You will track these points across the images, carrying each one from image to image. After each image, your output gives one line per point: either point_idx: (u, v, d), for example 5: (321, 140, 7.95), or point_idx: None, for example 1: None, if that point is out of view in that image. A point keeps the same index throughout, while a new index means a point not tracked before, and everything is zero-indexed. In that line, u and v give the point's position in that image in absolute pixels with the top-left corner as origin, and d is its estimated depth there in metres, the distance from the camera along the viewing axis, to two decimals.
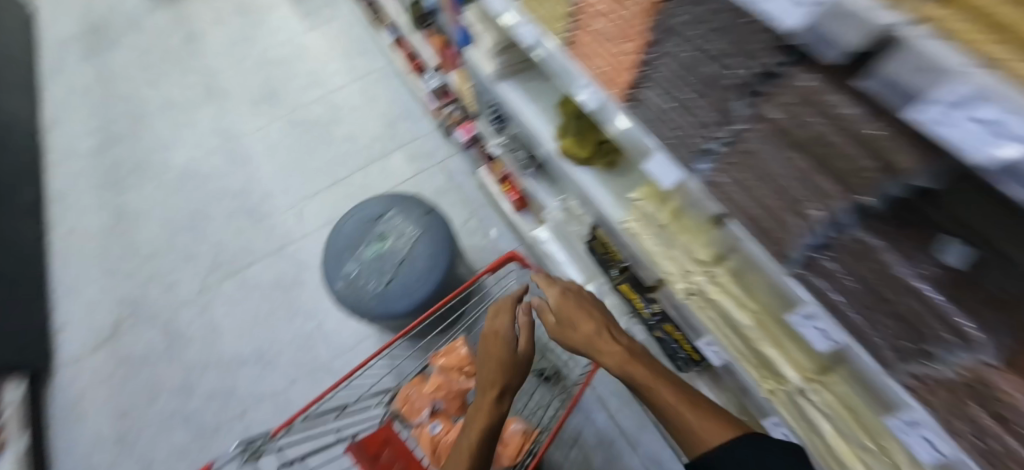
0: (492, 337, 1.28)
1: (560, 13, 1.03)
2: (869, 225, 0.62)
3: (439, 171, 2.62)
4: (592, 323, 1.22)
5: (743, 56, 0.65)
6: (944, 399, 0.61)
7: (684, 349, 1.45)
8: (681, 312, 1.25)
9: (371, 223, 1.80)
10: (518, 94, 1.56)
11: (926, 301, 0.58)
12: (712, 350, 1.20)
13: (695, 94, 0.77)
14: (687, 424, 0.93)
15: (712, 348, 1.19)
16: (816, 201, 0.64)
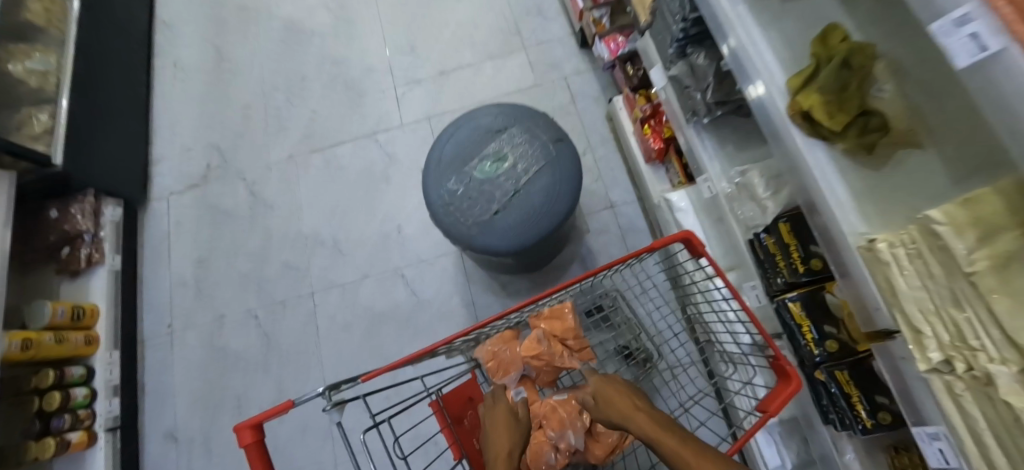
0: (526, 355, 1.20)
1: None
2: None
3: (565, 87, 2.21)
4: (627, 398, 1.05)
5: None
6: None
7: (845, 397, 1.10)
8: (902, 385, 0.89)
9: (489, 135, 1.50)
10: (738, 13, 1.07)
11: None
12: (935, 450, 0.84)
13: None
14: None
15: (937, 447, 0.83)
16: None
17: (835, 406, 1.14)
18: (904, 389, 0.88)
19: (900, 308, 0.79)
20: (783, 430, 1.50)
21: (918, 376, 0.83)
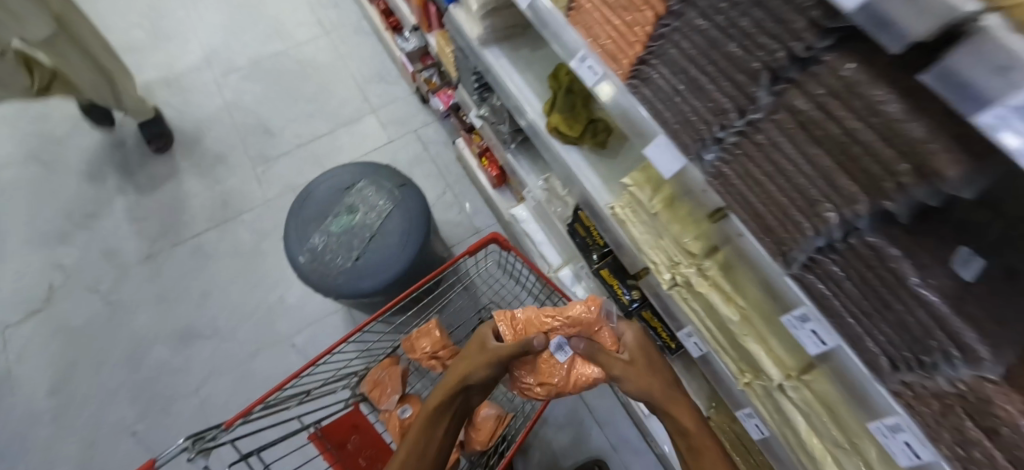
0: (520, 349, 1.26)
1: None
2: (880, 230, 0.59)
3: (414, 139, 2.46)
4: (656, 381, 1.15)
5: (789, 34, 0.55)
6: (931, 406, 0.63)
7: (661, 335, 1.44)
8: (664, 305, 1.23)
9: (340, 193, 1.68)
10: (504, 64, 1.44)
11: (939, 319, 0.57)
12: (692, 343, 1.17)
13: (693, 77, 0.72)
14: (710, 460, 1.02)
15: (693, 341, 1.15)
16: (838, 202, 0.59)
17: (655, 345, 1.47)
18: (666, 309, 1.22)
19: (644, 249, 1.12)
20: None
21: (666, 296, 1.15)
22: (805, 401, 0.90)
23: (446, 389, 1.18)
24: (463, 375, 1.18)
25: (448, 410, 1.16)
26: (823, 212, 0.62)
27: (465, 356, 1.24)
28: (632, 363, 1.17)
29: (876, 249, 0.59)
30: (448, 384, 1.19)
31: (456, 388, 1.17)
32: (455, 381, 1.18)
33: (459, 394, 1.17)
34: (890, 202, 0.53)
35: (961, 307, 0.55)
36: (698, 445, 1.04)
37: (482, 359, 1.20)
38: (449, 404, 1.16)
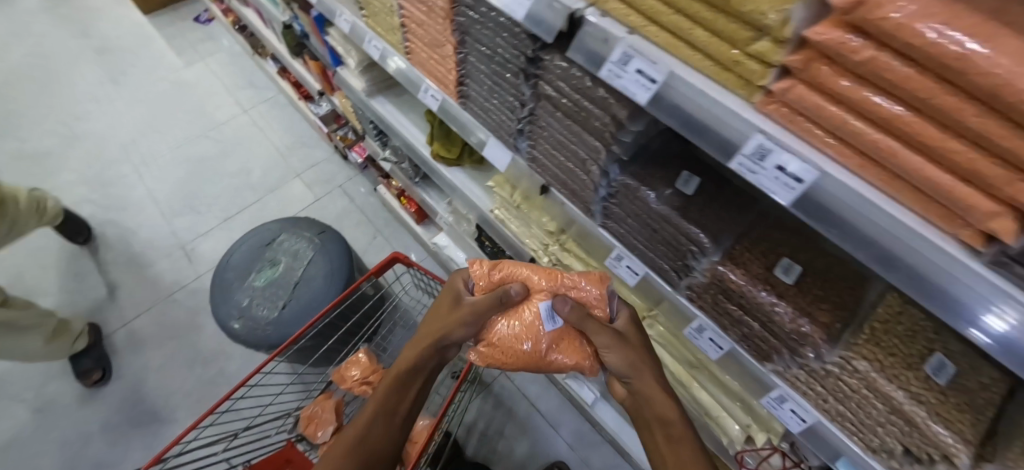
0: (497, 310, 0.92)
1: (393, 27, 1.11)
2: (628, 170, 0.78)
3: (341, 194, 2.37)
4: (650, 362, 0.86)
5: (524, 41, 0.75)
6: (706, 299, 0.81)
7: None
8: None
9: (262, 248, 1.77)
10: (390, 109, 1.60)
11: (675, 225, 0.75)
12: None
13: (493, 83, 0.91)
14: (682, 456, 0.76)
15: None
16: (595, 158, 0.79)
17: None
18: None
19: (524, 240, 1.28)
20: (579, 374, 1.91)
21: None
22: (662, 336, 1.10)
23: (414, 350, 0.94)
24: (433, 335, 0.93)
25: (406, 384, 0.90)
26: (591, 168, 0.82)
27: (443, 309, 0.97)
28: (617, 350, 0.86)
29: (629, 186, 0.77)
30: (414, 350, 0.93)
31: (418, 360, 0.91)
32: (423, 345, 0.92)
33: (428, 366, 0.92)
34: (617, 140, 0.73)
35: (686, 213, 0.74)
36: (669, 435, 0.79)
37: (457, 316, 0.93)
38: (411, 379, 0.91)
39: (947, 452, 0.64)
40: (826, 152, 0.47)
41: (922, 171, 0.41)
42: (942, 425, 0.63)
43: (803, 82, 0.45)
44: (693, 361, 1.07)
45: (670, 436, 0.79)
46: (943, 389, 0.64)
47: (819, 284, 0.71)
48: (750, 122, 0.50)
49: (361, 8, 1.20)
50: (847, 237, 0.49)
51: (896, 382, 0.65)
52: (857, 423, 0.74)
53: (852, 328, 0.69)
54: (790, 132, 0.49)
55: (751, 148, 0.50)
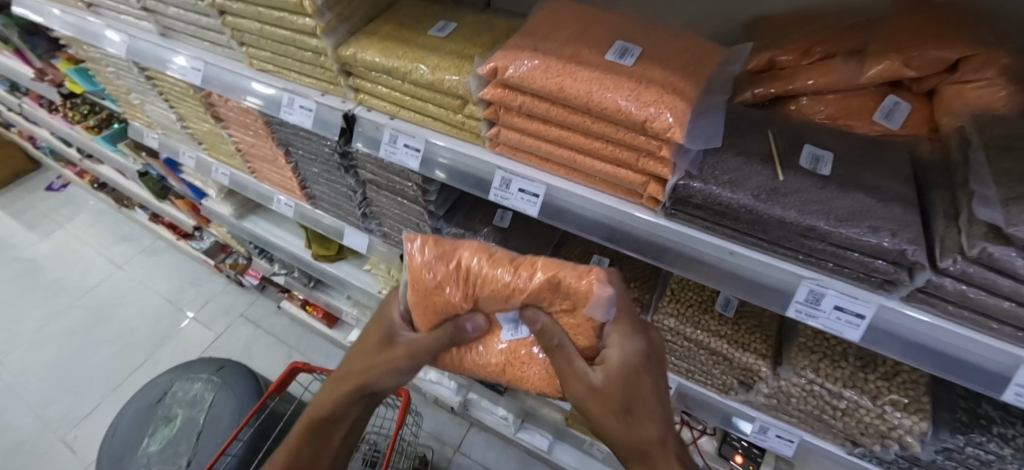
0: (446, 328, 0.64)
1: (231, 151, 1.18)
2: (453, 221, 0.88)
3: (244, 321, 2.23)
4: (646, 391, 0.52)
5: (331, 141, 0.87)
6: None
7: None
8: None
9: (154, 406, 1.60)
10: (263, 225, 1.63)
11: None
12: None
13: (328, 176, 1.00)
14: None
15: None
16: (422, 220, 0.90)
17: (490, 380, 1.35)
18: None
19: None
20: (528, 421, 1.43)
21: None
22: None
23: (326, 407, 0.68)
24: (347, 388, 0.66)
25: (312, 456, 0.70)
26: (425, 228, 0.91)
27: (367, 339, 0.67)
28: (618, 401, 0.51)
29: (456, 233, 0.87)
30: (321, 408, 0.68)
31: (326, 424, 0.68)
32: (339, 401, 0.66)
33: (336, 434, 0.70)
34: (430, 198, 0.85)
35: (506, 242, 0.86)
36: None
37: (383, 354, 0.64)
38: (316, 451, 0.70)
39: (755, 370, 0.77)
40: (544, 170, 0.63)
41: (598, 166, 0.58)
42: (741, 350, 0.76)
43: (506, 126, 0.62)
44: None
45: None
46: (737, 319, 0.80)
47: (626, 268, 0.85)
48: (492, 163, 0.65)
49: (200, 142, 1.26)
50: (588, 228, 0.63)
51: (701, 326, 0.78)
52: (698, 374, 0.85)
53: (658, 296, 0.83)
54: (519, 163, 0.64)
55: (497, 181, 0.65)
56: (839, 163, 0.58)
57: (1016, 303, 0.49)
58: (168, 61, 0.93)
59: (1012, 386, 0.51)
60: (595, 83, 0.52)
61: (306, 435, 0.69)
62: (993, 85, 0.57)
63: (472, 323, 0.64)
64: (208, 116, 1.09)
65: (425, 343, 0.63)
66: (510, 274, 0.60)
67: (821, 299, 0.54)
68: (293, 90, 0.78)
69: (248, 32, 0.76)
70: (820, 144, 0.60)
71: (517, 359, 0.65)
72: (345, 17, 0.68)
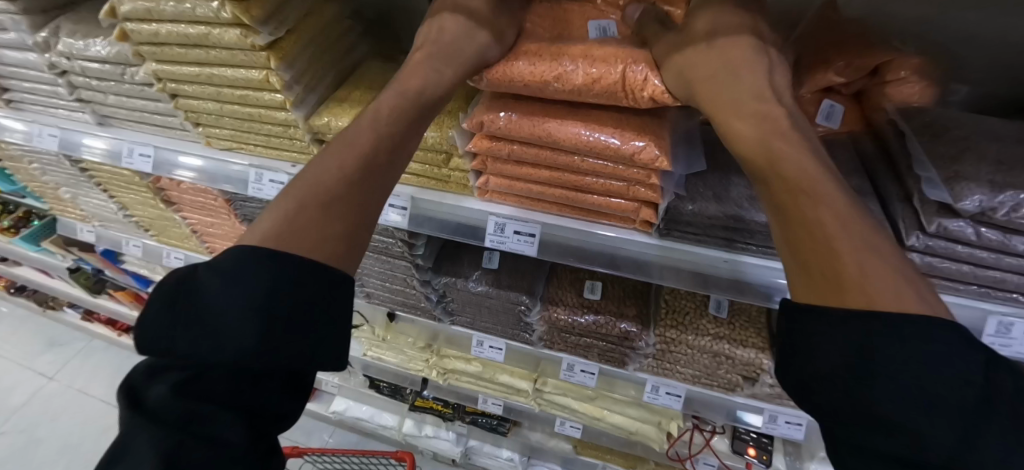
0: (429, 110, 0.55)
1: (185, 233, 1.10)
2: (441, 270, 0.88)
3: None
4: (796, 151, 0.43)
5: None
6: (558, 341, 0.91)
7: (493, 414, 1.30)
8: (456, 392, 1.24)
9: None
10: None
11: (496, 297, 0.86)
12: (493, 404, 1.21)
13: None
14: (860, 280, 0.35)
15: (491, 401, 1.19)
16: (411, 275, 0.89)
17: (494, 423, 1.32)
18: (459, 394, 1.23)
19: (409, 367, 1.22)
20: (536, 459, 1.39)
21: (448, 386, 1.20)
22: (557, 388, 1.10)
23: (346, 161, 0.48)
24: (399, 129, 0.52)
25: (320, 226, 0.43)
26: (413, 282, 0.90)
27: (428, 84, 0.55)
28: (724, 94, 0.47)
29: (448, 282, 0.87)
30: (339, 155, 0.48)
31: (349, 187, 0.47)
32: (371, 155, 0.49)
33: (361, 216, 0.47)
34: (416, 252, 0.84)
35: (499, 282, 0.86)
36: (822, 238, 0.38)
37: (460, 73, 0.56)
38: (335, 221, 0.44)
39: (757, 364, 0.81)
40: (537, 210, 0.66)
41: (591, 198, 0.61)
42: (741, 347, 0.80)
43: (494, 174, 0.64)
44: (592, 394, 1.08)
45: (818, 271, 0.38)
46: (730, 318, 0.84)
47: (617, 288, 0.88)
48: (483, 210, 0.67)
49: (147, 229, 1.17)
50: (589, 258, 0.64)
51: (700, 331, 0.82)
52: (704, 377, 0.87)
53: (655, 309, 0.86)
54: (511, 207, 0.66)
55: (490, 227, 0.66)
56: None
57: (974, 266, 0.57)
58: (87, 146, 0.86)
59: (987, 337, 0.58)
60: (578, 125, 0.55)
61: (309, 180, 0.47)
62: (909, 82, 0.67)
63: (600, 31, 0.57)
64: (157, 201, 1.01)
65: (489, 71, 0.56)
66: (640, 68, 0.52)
67: None
68: (260, 164, 0.75)
69: (204, 111, 0.73)
70: None
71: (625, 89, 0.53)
72: (312, 86, 0.68)
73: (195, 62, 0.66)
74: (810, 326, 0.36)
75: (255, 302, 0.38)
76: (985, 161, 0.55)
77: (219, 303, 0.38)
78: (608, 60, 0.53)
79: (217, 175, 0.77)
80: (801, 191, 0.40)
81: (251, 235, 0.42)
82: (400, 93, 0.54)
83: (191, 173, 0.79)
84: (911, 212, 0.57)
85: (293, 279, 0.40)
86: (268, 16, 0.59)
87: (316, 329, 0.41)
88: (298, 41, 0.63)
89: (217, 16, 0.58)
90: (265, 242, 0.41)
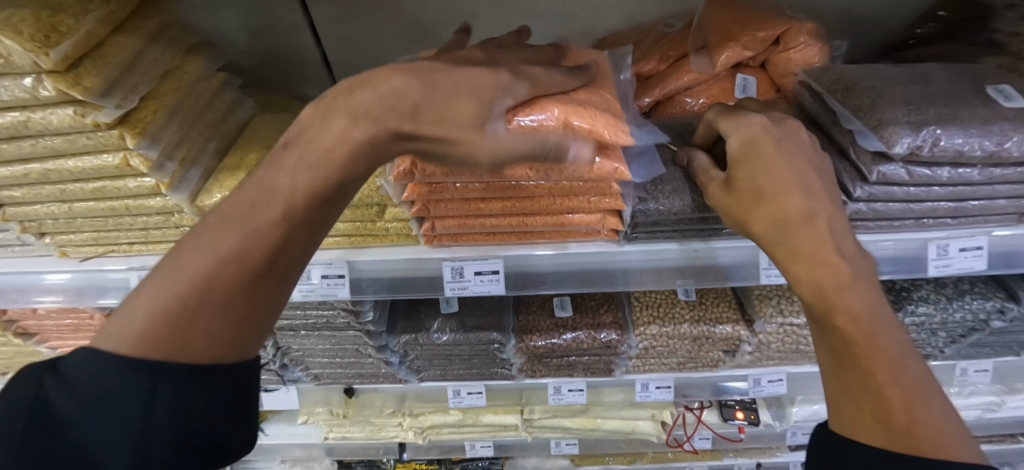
0: (361, 114, 0.32)
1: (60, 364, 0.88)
2: (398, 329, 0.80)
3: None
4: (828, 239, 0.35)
5: None
6: (540, 368, 0.85)
7: (482, 456, 1.20)
8: (439, 447, 1.14)
9: None
10: None
11: (465, 342, 0.79)
12: (483, 446, 1.12)
13: None
14: (917, 424, 0.32)
15: (480, 444, 1.11)
16: (364, 342, 0.78)
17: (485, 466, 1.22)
18: (443, 448, 1.14)
19: (380, 437, 1.09)
20: None
21: (428, 443, 1.10)
22: (545, 411, 1.06)
23: (245, 216, 0.32)
24: (320, 187, 0.32)
25: (208, 330, 0.33)
26: (368, 350, 0.80)
27: (377, 99, 0.32)
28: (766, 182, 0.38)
29: (408, 340, 0.78)
30: (238, 203, 0.33)
31: (247, 272, 0.33)
32: (272, 226, 0.32)
33: (259, 305, 0.35)
34: (365, 318, 0.74)
35: (464, 324, 0.79)
36: (869, 358, 0.34)
37: (430, 105, 0.32)
38: (220, 324, 0.33)
39: (737, 337, 0.81)
40: (493, 243, 0.59)
41: (550, 220, 0.56)
42: (719, 324, 0.80)
43: (439, 215, 0.56)
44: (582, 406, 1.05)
45: (858, 401, 0.34)
46: (701, 299, 0.84)
47: (587, 299, 0.85)
48: (434, 257, 0.58)
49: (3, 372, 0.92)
50: (563, 281, 0.59)
51: (678, 319, 0.81)
52: (689, 363, 0.86)
53: (629, 309, 0.83)
54: (465, 247, 0.59)
55: (448, 273, 0.58)
56: None
57: (909, 203, 0.56)
58: None
59: (931, 263, 0.59)
60: (528, 152, 0.49)
61: (196, 245, 0.32)
62: (809, 45, 0.69)
63: (575, 148, 0.38)
64: (9, 336, 0.79)
65: (438, 136, 0.33)
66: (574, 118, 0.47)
67: None
68: (142, 264, 0.60)
69: (49, 217, 0.57)
70: None
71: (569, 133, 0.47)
72: (192, 160, 0.55)
73: (17, 158, 0.50)
74: (843, 450, 0.35)
75: (137, 425, 0.32)
76: (900, 104, 0.57)
77: (89, 416, 0.32)
78: (548, 109, 0.46)
79: (82, 290, 0.61)
80: (843, 317, 0.34)
81: (126, 323, 0.32)
82: (348, 99, 0.32)
83: (43, 294, 0.61)
84: (851, 167, 0.56)
85: (171, 402, 0.33)
86: (111, 86, 0.46)
87: (203, 446, 0.36)
88: (159, 109, 0.50)
89: (35, 96, 0.43)
90: (134, 345, 0.32)
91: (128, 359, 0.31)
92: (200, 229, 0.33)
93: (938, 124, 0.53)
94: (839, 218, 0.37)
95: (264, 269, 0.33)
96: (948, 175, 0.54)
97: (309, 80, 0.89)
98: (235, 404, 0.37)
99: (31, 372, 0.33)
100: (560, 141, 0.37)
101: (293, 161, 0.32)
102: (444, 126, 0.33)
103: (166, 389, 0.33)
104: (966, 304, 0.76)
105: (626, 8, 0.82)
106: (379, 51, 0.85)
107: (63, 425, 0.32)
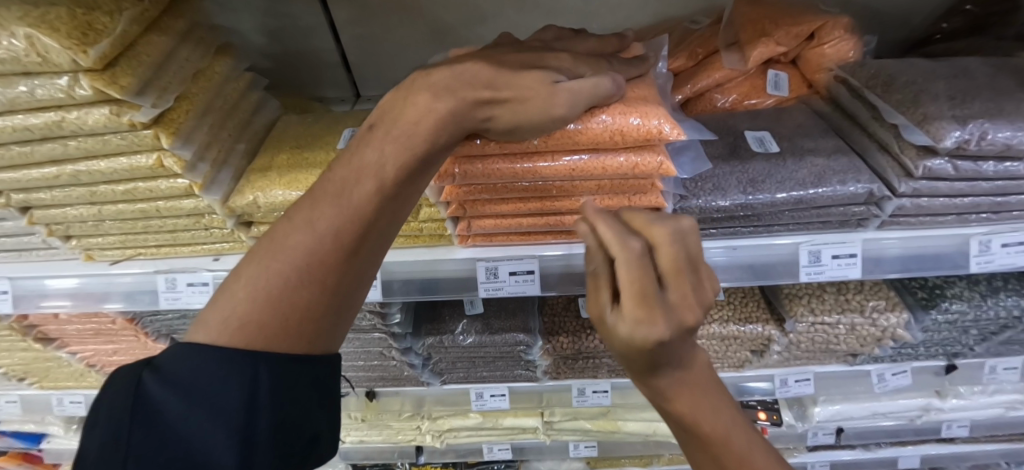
0: (436, 98, 0.35)
1: (79, 370, 0.87)
2: (422, 332, 0.78)
3: None
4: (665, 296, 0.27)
5: None
6: (565, 369, 0.84)
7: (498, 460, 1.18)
8: (455, 452, 1.11)
9: None
10: None
11: (490, 344, 0.77)
12: (501, 450, 1.10)
13: None
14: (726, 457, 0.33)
15: (499, 448, 1.09)
16: (389, 345, 0.78)
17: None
18: (459, 453, 1.11)
19: (398, 442, 1.08)
20: None
21: (446, 446, 1.08)
22: (566, 414, 1.04)
23: (335, 198, 0.33)
24: (408, 166, 0.35)
25: (305, 313, 0.32)
26: (393, 353, 0.79)
27: (455, 77, 0.36)
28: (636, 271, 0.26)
29: (433, 343, 0.77)
30: (329, 184, 0.34)
31: (342, 252, 0.33)
32: (367, 203, 0.33)
33: (353, 283, 0.35)
34: (391, 321, 0.73)
35: (490, 326, 0.78)
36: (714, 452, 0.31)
37: (501, 75, 0.37)
38: (320, 300, 0.33)
39: (766, 337, 0.80)
40: (529, 244, 0.57)
41: None
42: (747, 323, 0.80)
43: (476, 216, 0.55)
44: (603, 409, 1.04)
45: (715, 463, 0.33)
46: (728, 299, 0.83)
47: None
48: (467, 258, 0.57)
49: (19, 378, 0.90)
50: None
51: (705, 320, 0.80)
52: (715, 363, 0.85)
53: None
54: (500, 247, 0.58)
55: (483, 274, 0.57)
56: (777, 139, 0.63)
57: (952, 198, 0.55)
58: None
59: (973, 258, 0.57)
60: (570, 153, 0.48)
61: (292, 227, 0.33)
62: (844, 40, 0.68)
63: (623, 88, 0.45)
64: (29, 342, 0.78)
65: (516, 99, 0.37)
66: (617, 120, 0.46)
67: (852, 247, 0.56)
68: (171, 267, 0.59)
69: (78, 219, 0.56)
70: (751, 125, 0.66)
71: (614, 137, 0.46)
72: (222, 161, 0.55)
73: (48, 160, 0.49)
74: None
75: (243, 411, 0.31)
76: (941, 99, 0.56)
77: (192, 409, 0.30)
78: (596, 109, 0.45)
79: (109, 293, 0.60)
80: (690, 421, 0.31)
81: (219, 313, 0.32)
82: (426, 80, 0.36)
83: (69, 298, 0.60)
84: (894, 162, 0.56)
85: (278, 387, 0.32)
86: (146, 85, 0.45)
87: (301, 436, 0.35)
88: (191, 110, 0.49)
89: (71, 96, 0.43)
90: (232, 331, 0.31)
91: (234, 345, 0.31)
92: (289, 219, 0.33)
93: (984, 118, 0.52)
94: (637, 264, 0.26)
95: (356, 246, 0.34)
96: (993, 169, 0.53)
97: (330, 81, 0.88)
98: (329, 390, 0.37)
99: (128, 373, 0.31)
100: (614, 86, 0.44)
101: (374, 150, 0.35)
102: (519, 87, 0.37)
103: (266, 370, 0.32)
104: (999, 301, 0.75)
105: (650, 6, 0.81)
106: (399, 52, 0.84)
107: (165, 424, 0.30)
